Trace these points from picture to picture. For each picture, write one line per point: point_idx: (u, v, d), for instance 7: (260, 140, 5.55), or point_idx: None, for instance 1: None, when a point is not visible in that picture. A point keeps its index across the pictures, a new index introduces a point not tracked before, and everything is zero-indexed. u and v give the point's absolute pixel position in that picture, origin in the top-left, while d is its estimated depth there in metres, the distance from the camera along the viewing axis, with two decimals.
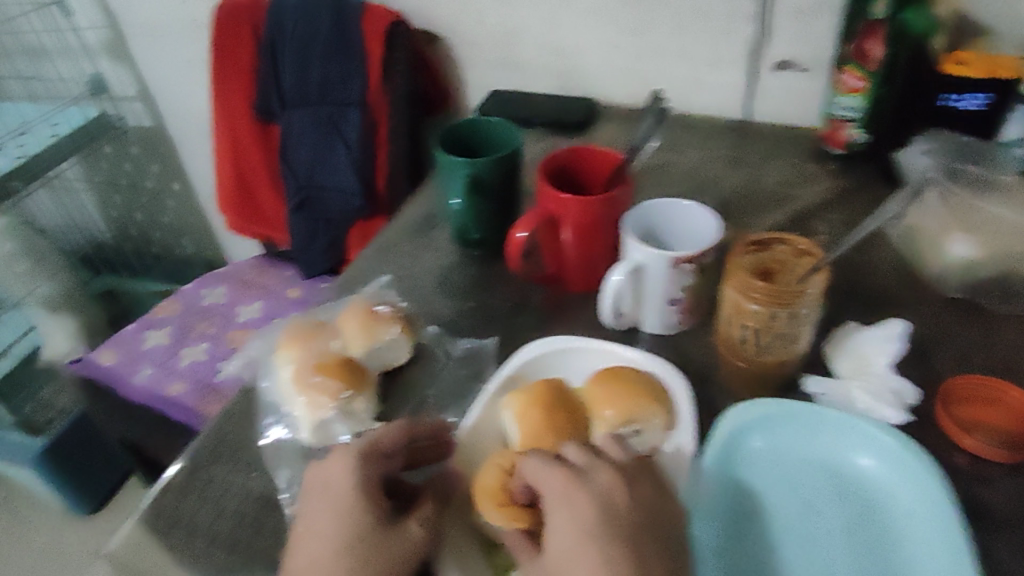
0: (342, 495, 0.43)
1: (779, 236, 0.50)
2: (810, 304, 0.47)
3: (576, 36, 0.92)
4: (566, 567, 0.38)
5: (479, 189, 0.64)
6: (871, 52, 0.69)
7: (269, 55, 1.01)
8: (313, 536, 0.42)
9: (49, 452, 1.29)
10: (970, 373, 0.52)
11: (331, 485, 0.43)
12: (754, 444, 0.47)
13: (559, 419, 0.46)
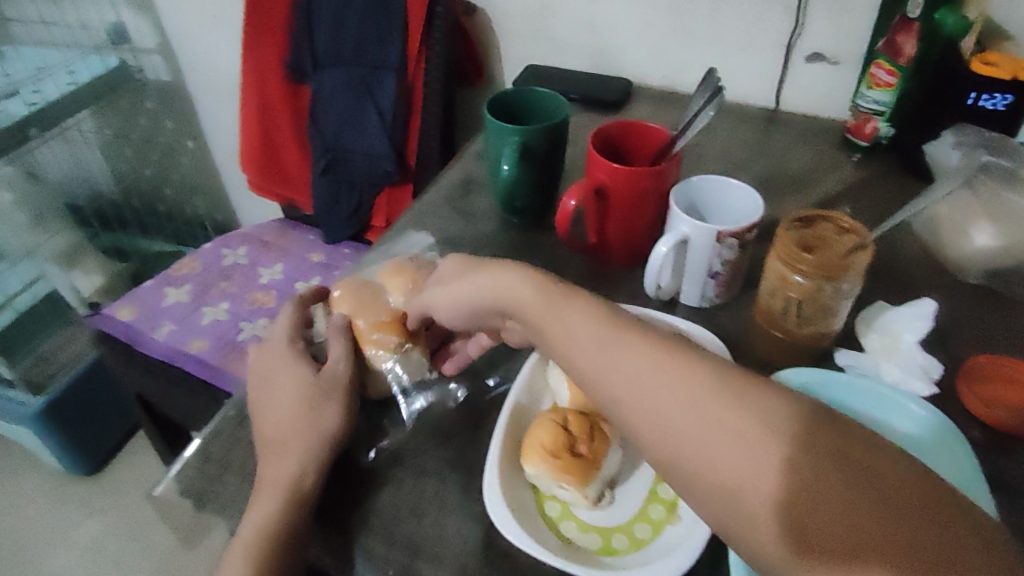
0: (290, 372, 0.54)
1: (824, 214, 0.54)
2: (853, 279, 0.50)
3: (613, 14, 0.94)
4: (545, 319, 0.42)
5: (529, 157, 0.66)
6: (903, 47, 0.73)
7: (304, 15, 1.01)
8: (270, 403, 0.52)
9: (47, 410, 1.28)
10: (991, 353, 0.56)
11: (282, 365, 0.55)
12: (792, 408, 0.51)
13: None
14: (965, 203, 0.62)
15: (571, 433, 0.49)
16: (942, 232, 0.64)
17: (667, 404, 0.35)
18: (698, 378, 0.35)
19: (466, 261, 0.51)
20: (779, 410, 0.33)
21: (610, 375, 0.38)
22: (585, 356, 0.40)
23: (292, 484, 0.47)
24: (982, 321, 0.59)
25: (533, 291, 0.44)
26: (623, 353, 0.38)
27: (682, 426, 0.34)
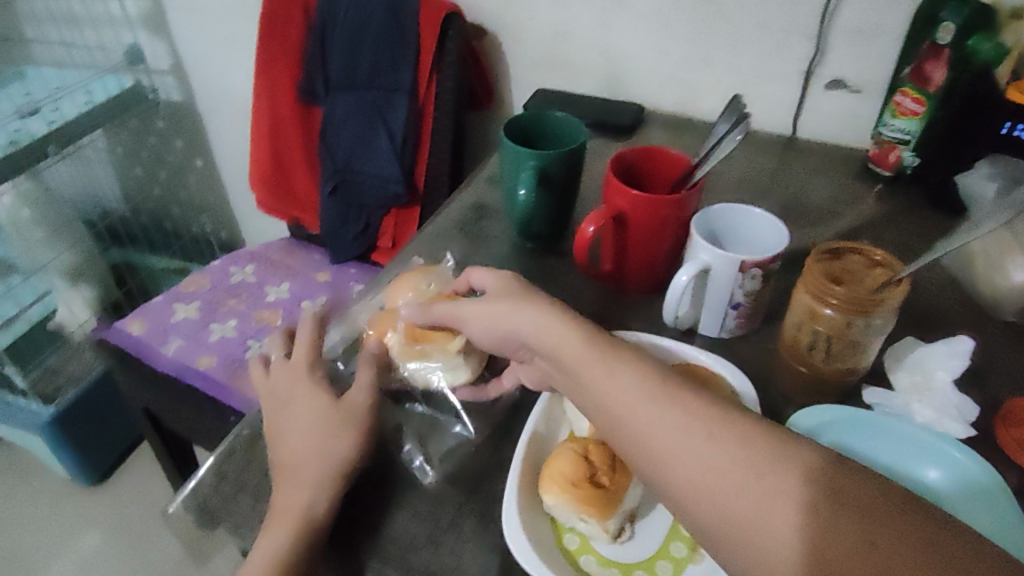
0: (304, 399, 0.52)
1: (853, 246, 0.51)
2: (885, 314, 0.48)
3: (627, 40, 0.93)
4: (585, 371, 0.41)
5: (546, 183, 0.65)
6: (932, 76, 0.72)
7: (319, 37, 1.01)
8: (280, 429, 0.50)
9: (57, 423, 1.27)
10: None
11: (296, 390, 0.53)
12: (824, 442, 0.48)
13: None
14: (998, 239, 0.59)
15: (592, 462, 0.46)
16: (975, 265, 0.62)
17: (702, 462, 0.35)
18: (735, 439, 0.35)
19: (503, 289, 0.49)
20: (811, 475, 0.33)
21: (645, 428, 0.37)
22: (621, 405, 0.39)
23: (304, 517, 0.45)
24: (1014, 360, 0.56)
25: (570, 332, 0.43)
26: (659, 407, 0.38)
27: (718, 486, 0.34)
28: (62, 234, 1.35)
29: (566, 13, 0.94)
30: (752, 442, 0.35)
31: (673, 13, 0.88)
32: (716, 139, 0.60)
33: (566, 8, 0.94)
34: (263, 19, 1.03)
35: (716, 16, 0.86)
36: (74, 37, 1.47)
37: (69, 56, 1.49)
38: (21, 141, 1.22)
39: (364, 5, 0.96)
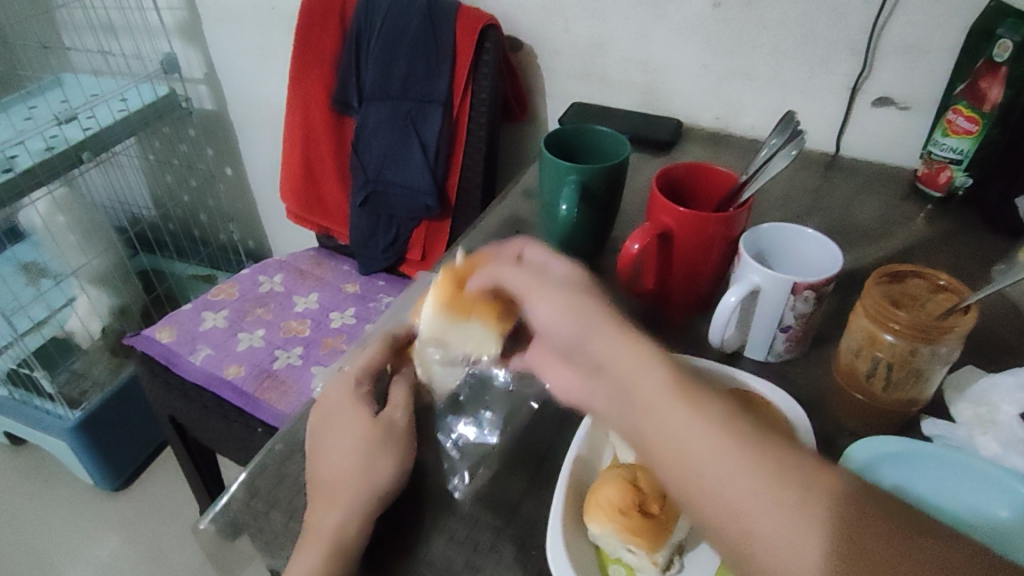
0: (346, 416, 0.51)
1: (914, 270, 0.49)
2: (951, 343, 0.45)
3: (666, 53, 0.92)
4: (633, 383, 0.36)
5: (586, 198, 0.63)
6: (988, 92, 0.70)
7: (354, 47, 1.01)
8: (326, 445, 0.49)
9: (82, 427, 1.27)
10: None
11: (343, 407, 0.51)
12: (883, 481, 0.45)
13: None
14: None
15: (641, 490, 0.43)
16: None
17: (739, 489, 0.31)
18: (778, 471, 0.31)
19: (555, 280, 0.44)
20: (852, 517, 0.29)
21: (682, 445, 0.33)
22: (655, 421, 0.35)
23: (346, 543, 0.44)
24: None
25: (608, 336, 0.38)
26: (694, 426, 0.33)
27: (757, 521, 0.30)
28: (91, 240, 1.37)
29: (602, 25, 0.94)
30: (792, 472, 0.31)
31: (713, 27, 0.87)
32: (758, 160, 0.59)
33: (602, 20, 0.93)
34: (299, 28, 1.03)
35: (759, 29, 0.84)
36: (112, 45, 1.49)
37: (107, 64, 1.52)
38: (58, 146, 1.25)
39: (400, 16, 0.96)
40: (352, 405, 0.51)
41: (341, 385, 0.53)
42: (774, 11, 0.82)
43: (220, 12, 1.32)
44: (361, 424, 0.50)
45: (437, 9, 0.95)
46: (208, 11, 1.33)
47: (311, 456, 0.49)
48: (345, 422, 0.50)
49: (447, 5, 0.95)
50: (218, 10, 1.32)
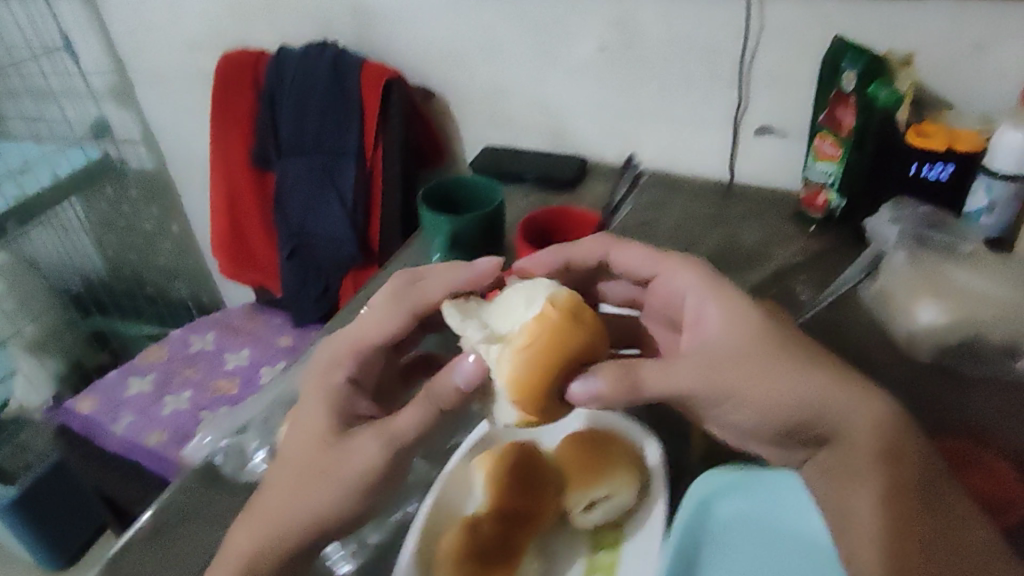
0: (322, 406, 0.53)
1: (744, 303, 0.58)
2: None
3: (564, 95, 0.96)
4: (766, 378, 0.50)
5: (457, 243, 0.69)
6: (843, 120, 0.75)
7: (269, 106, 1.05)
8: (301, 423, 0.53)
9: (18, 503, 1.23)
10: (946, 436, 0.55)
11: (315, 389, 0.55)
12: (720, 510, 0.51)
13: (524, 479, 0.51)
14: (908, 279, 0.63)
15: (483, 531, 0.49)
16: (888, 306, 0.64)
17: (874, 443, 0.49)
18: (904, 433, 0.49)
19: (735, 322, 0.52)
20: (931, 473, 0.48)
21: (858, 411, 0.49)
22: (839, 402, 0.49)
23: (319, 513, 0.49)
24: (917, 406, 0.57)
25: (808, 353, 0.51)
26: (859, 405, 0.49)
27: (888, 459, 0.48)
28: (28, 306, 1.41)
29: (501, 71, 0.98)
30: (906, 440, 0.49)
31: (603, 67, 0.92)
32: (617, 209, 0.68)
33: (502, 67, 0.98)
34: (216, 90, 1.07)
35: (643, 69, 0.89)
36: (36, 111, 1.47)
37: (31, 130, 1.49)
38: None
39: (309, 75, 1.00)
40: (330, 400, 0.54)
41: (322, 375, 0.56)
42: (657, 52, 0.87)
43: (148, 75, 1.33)
44: (337, 420, 0.52)
45: (343, 66, 0.99)
46: (136, 75, 1.34)
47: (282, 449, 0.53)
48: (327, 412, 0.53)
49: (353, 62, 0.99)
50: (145, 73, 1.33)
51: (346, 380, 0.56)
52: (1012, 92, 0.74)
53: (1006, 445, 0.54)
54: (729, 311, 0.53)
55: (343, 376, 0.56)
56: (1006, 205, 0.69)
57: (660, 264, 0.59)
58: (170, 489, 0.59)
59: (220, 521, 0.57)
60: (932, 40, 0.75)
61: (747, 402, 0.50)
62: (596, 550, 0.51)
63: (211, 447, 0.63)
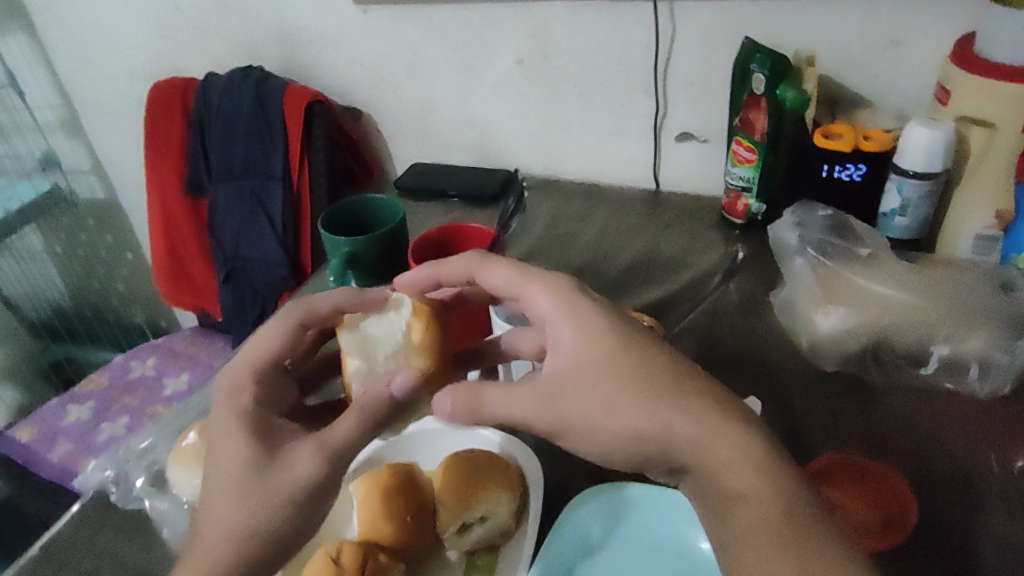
0: (233, 426, 0.45)
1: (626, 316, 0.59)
2: None
3: (488, 109, 0.94)
4: (588, 391, 0.44)
5: (355, 265, 0.68)
6: (755, 121, 0.72)
7: (198, 133, 1.04)
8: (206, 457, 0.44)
9: None
10: (844, 447, 0.57)
11: (222, 407, 0.46)
12: (593, 531, 0.52)
13: (397, 502, 0.51)
14: (810, 290, 0.65)
15: (341, 565, 0.48)
16: (796, 317, 0.66)
17: (735, 476, 0.41)
18: (760, 460, 0.41)
19: (582, 343, 0.45)
20: (805, 503, 0.40)
21: (708, 438, 0.42)
22: (686, 429, 0.42)
23: (246, 536, 0.42)
24: (818, 418, 0.60)
25: (659, 368, 0.44)
26: (709, 437, 0.42)
27: (745, 497, 0.40)
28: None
29: (426, 88, 0.96)
30: (772, 466, 0.41)
31: (522, 81, 0.90)
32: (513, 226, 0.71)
33: (426, 84, 0.96)
34: (145, 118, 1.06)
35: (562, 80, 0.88)
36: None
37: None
38: None
39: (233, 100, 0.99)
40: (245, 421, 0.45)
41: (229, 396, 0.47)
42: (574, 62, 0.85)
43: (91, 105, 1.32)
44: (259, 439, 0.44)
45: (266, 89, 0.98)
46: (81, 105, 1.33)
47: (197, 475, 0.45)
48: (237, 435, 0.44)
49: (275, 86, 0.98)
50: (90, 103, 1.32)
51: (253, 401, 0.47)
52: (926, 88, 0.72)
53: (899, 454, 0.56)
54: (578, 324, 0.46)
55: (253, 397, 0.47)
56: (920, 202, 0.67)
57: (521, 279, 0.50)
58: (57, 518, 0.57)
59: (105, 552, 0.55)
60: (842, 41, 0.73)
61: (584, 421, 0.44)
62: (470, 573, 0.51)
63: (102, 476, 0.60)
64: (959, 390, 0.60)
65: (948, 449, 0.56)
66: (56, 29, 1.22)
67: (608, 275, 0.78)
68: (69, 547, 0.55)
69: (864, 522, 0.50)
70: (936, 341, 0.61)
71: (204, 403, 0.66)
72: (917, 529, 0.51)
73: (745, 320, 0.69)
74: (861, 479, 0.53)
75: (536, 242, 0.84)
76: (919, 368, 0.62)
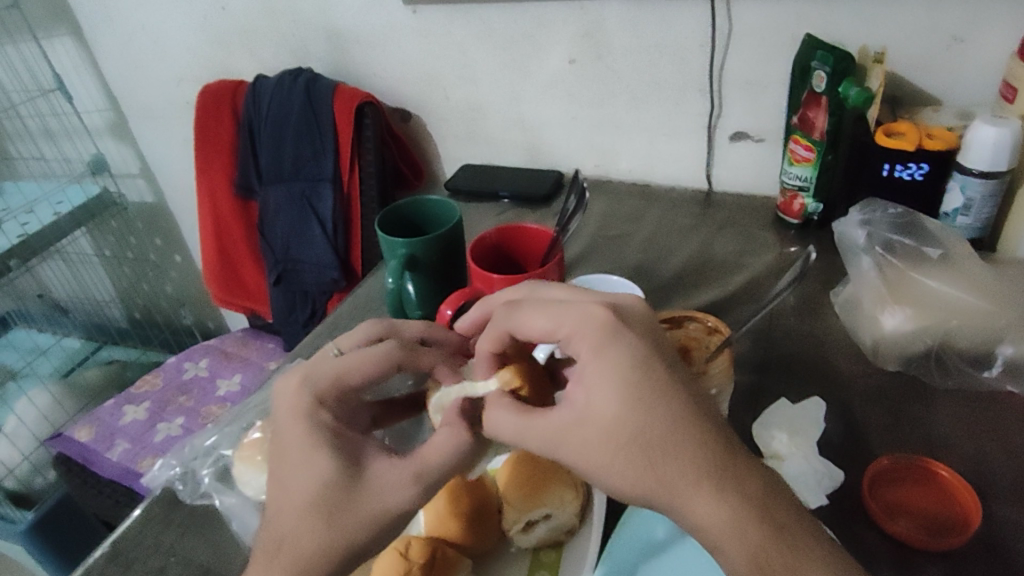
0: (313, 448, 0.44)
1: (690, 315, 0.60)
2: (718, 381, 0.53)
3: (537, 111, 0.95)
4: (597, 416, 0.40)
5: (416, 266, 0.69)
6: (815, 119, 0.73)
7: (248, 136, 1.07)
8: (288, 473, 0.43)
9: (33, 530, 1.16)
10: (903, 451, 0.55)
11: (302, 428, 0.45)
12: (660, 532, 0.50)
13: (458, 504, 0.51)
14: (873, 290, 0.66)
15: (409, 560, 0.48)
16: (858, 314, 0.67)
17: (716, 534, 0.38)
18: (746, 521, 0.37)
19: (597, 395, 0.40)
20: (782, 565, 0.37)
21: (691, 487, 0.38)
22: (679, 478, 0.38)
23: (344, 552, 0.41)
24: (877, 421, 0.58)
25: (669, 421, 0.39)
26: (698, 491, 0.38)
27: (723, 552, 0.38)
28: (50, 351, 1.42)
29: (476, 90, 0.97)
30: (758, 527, 0.37)
31: (573, 82, 0.91)
32: (570, 223, 0.73)
33: (475, 85, 0.97)
34: (197, 124, 1.09)
35: (612, 80, 0.88)
36: (37, 151, 1.51)
37: (26, 168, 1.53)
38: None
39: (283, 103, 1.01)
40: (327, 442, 0.44)
41: (300, 410, 0.46)
42: (625, 63, 0.86)
43: (143, 110, 1.35)
44: (344, 458, 0.43)
45: (316, 91, 0.99)
46: (130, 109, 1.36)
47: (273, 485, 0.43)
48: (320, 455, 0.43)
49: (325, 87, 0.99)
50: (141, 108, 1.35)
51: (332, 419, 0.46)
52: (991, 85, 0.71)
53: (959, 455, 0.55)
54: (598, 373, 0.41)
55: (331, 415, 0.46)
56: (984, 201, 0.66)
57: (557, 319, 0.44)
58: (126, 517, 0.59)
59: (172, 552, 0.56)
60: (905, 36, 0.72)
61: (578, 444, 0.41)
62: (536, 571, 0.50)
63: (170, 473, 0.61)
64: (1022, 393, 0.59)
65: (1012, 457, 0.54)
66: (107, 36, 1.25)
67: (662, 274, 0.78)
68: (134, 545, 0.56)
69: (927, 529, 0.49)
70: (1003, 342, 0.60)
71: (263, 402, 0.66)
72: (982, 533, 0.49)
73: (803, 322, 0.69)
74: (922, 485, 0.52)
75: (589, 243, 0.85)
76: (982, 371, 0.61)
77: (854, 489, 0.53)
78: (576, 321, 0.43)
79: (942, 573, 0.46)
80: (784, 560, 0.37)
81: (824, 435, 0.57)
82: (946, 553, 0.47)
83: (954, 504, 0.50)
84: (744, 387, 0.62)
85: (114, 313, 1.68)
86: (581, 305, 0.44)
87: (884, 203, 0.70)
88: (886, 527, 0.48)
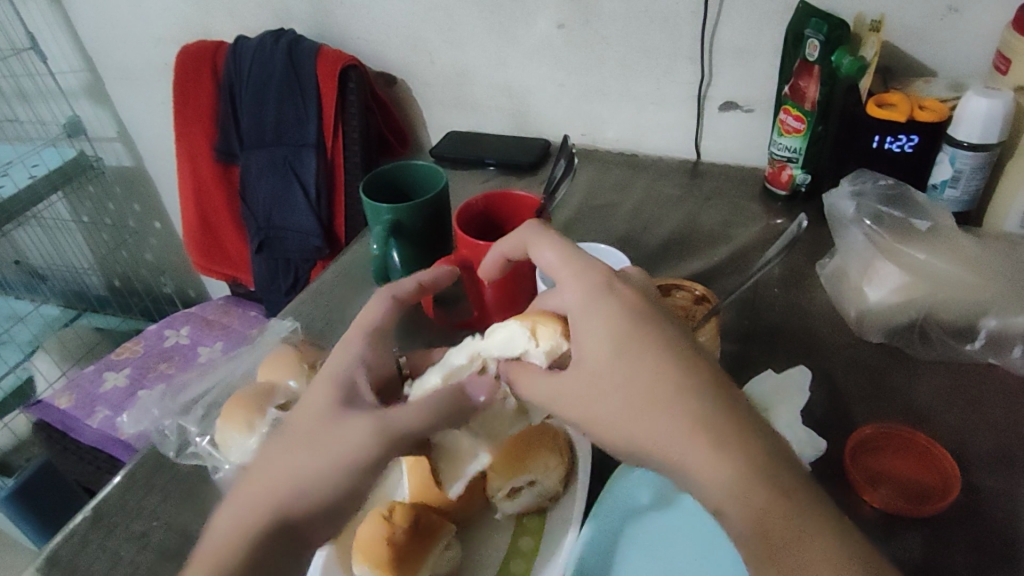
0: (325, 385, 0.45)
1: (679, 283, 0.59)
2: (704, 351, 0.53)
3: (526, 78, 0.93)
4: (591, 366, 0.41)
5: (401, 233, 0.68)
6: (806, 89, 0.72)
7: (228, 97, 1.03)
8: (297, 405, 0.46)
9: (14, 496, 1.16)
10: (886, 421, 0.56)
11: (328, 363, 0.47)
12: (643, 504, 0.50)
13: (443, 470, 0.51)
14: (861, 258, 0.65)
15: (392, 522, 0.48)
16: (845, 284, 0.66)
17: (714, 486, 0.36)
18: (747, 478, 0.36)
19: (588, 338, 0.42)
20: (793, 525, 0.35)
21: (688, 436, 0.37)
22: (671, 424, 0.38)
23: (299, 489, 0.42)
24: (857, 390, 0.59)
25: (654, 373, 0.39)
26: (694, 443, 0.37)
27: (724, 513, 0.36)
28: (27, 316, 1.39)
29: (462, 55, 0.95)
30: (762, 485, 0.35)
31: (562, 48, 0.88)
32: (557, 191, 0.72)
33: (461, 50, 0.95)
34: (175, 84, 1.05)
35: (601, 47, 0.86)
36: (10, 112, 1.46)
37: None
38: None
39: (264, 63, 0.98)
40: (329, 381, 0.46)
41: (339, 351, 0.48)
42: (614, 28, 0.84)
43: (118, 70, 1.30)
44: (338, 395, 0.45)
45: (298, 52, 0.96)
46: (105, 70, 1.31)
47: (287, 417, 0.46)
48: (324, 390, 0.45)
49: (307, 49, 0.96)
50: (116, 69, 1.30)
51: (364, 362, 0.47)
52: (983, 58, 0.71)
53: (938, 426, 0.55)
54: (585, 319, 0.42)
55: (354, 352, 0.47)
56: (972, 174, 0.65)
57: (563, 260, 0.45)
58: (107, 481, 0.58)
59: (155, 515, 0.55)
60: (900, 5, 0.71)
61: (572, 396, 0.42)
62: (520, 538, 0.50)
63: (150, 438, 0.60)
64: (1001, 366, 0.60)
65: (990, 426, 0.55)
66: None
67: (649, 244, 0.78)
68: (116, 509, 0.56)
69: (909, 496, 0.49)
70: (987, 315, 0.60)
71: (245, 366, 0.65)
72: (961, 499, 0.50)
73: (787, 292, 0.69)
74: (906, 454, 0.52)
75: (575, 213, 0.84)
76: (964, 344, 0.61)
77: (835, 458, 0.53)
78: (574, 274, 0.44)
79: (919, 540, 0.47)
80: (790, 522, 0.35)
81: (807, 406, 0.57)
82: (925, 520, 0.48)
83: (934, 475, 0.51)
84: (729, 356, 0.63)
85: (93, 281, 1.65)
86: (586, 256, 0.45)
87: (879, 175, 0.69)
88: (867, 497, 0.49)
